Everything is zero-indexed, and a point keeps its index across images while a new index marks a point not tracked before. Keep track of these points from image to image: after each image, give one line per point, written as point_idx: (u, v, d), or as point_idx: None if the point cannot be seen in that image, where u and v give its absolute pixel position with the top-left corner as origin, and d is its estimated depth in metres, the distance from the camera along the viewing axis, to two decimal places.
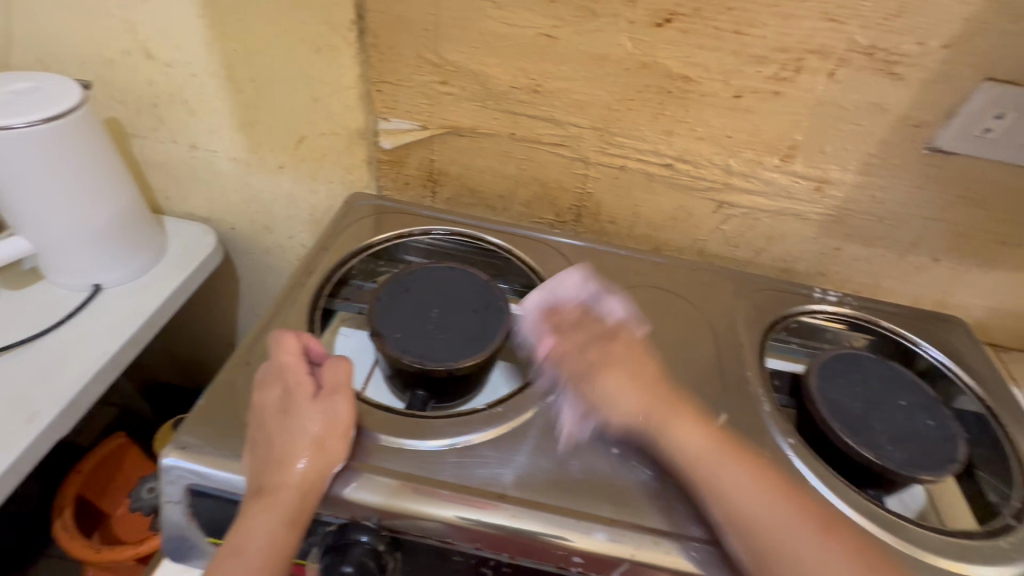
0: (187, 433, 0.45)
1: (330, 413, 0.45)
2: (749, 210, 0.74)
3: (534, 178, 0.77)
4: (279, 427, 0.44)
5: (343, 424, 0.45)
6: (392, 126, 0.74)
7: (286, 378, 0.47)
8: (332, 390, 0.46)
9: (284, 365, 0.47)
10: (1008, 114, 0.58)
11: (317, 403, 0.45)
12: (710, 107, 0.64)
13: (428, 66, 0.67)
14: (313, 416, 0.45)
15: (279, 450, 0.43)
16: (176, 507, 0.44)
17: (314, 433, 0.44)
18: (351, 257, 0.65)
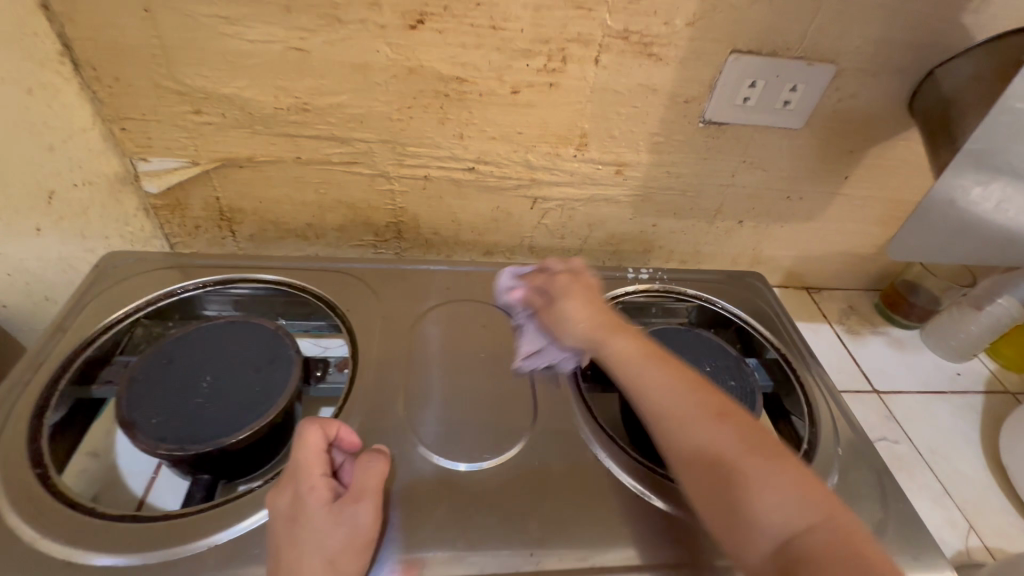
0: None
1: (349, 523, 0.37)
2: (564, 201, 0.73)
3: (338, 201, 0.71)
4: (320, 534, 0.36)
5: (364, 537, 0.37)
6: (155, 167, 0.64)
7: (300, 480, 0.38)
8: (353, 496, 0.38)
9: (300, 461, 0.39)
10: (759, 82, 0.61)
11: (330, 512, 0.37)
12: (492, 105, 0.62)
13: (172, 95, 0.58)
14: (330, 526, 0.37)
15: (312, 566, 0.35)
16: None
17: (330, 548, 0.36)
18: (100, 332, 0.55)
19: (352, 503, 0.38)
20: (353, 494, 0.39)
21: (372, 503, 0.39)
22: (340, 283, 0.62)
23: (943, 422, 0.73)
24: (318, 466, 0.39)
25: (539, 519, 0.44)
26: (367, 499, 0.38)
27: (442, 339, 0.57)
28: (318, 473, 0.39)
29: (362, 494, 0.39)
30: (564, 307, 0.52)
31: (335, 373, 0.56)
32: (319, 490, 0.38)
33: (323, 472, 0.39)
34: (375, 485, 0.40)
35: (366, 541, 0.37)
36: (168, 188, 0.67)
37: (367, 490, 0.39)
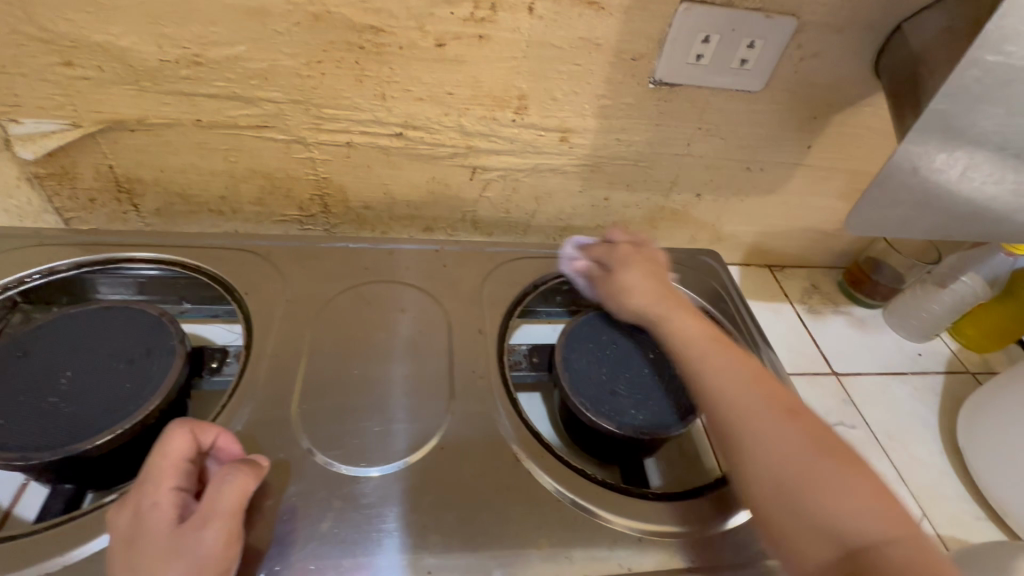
0: None
1: (194, 552, 0.31)
2: (506, 172, 0.66)
3: (252, 171, 0.63)
4: (159, 563, 0.30)
5: (212, 568, 0.31)
6: (29, 130, 0.56)
7: (146, 493, 0.33)
8: (203, 518, 0.32)
9: (149, 473, 0.33)
10: (713, 38, 0.55)
11: (173, 536, 0.31)
12: (415, 61, 0.55)
13: (34, 43, 0.50)
14: (169, 556, 0.31)
15: None
16: None
17: None
18: None
19: (196, 527, 0.32)
20: (201, 515, 0.32)
21: (226, 527, 0.32)
22: (244, 261, 0.55)
23: (900, 404, 0.71)
24: (171, 479, 0.33)
25: (439, 535, 0.39)
26: (216, 521, 0.32)
27: (354, 322, 0.51)
28: (170, 487, 0.33)
29: (210, 516, 0.32)
30: (625, 278, 0.54)
31: (232, 364, 0.50)
32: (161, 510, 0.32)
33: (175, 487, 0.33)
34: (233, 503, 0.33)
35: (213, 572, 0.31)
36: (51, 154, 0.58)
37: (215, 511, 0.32)
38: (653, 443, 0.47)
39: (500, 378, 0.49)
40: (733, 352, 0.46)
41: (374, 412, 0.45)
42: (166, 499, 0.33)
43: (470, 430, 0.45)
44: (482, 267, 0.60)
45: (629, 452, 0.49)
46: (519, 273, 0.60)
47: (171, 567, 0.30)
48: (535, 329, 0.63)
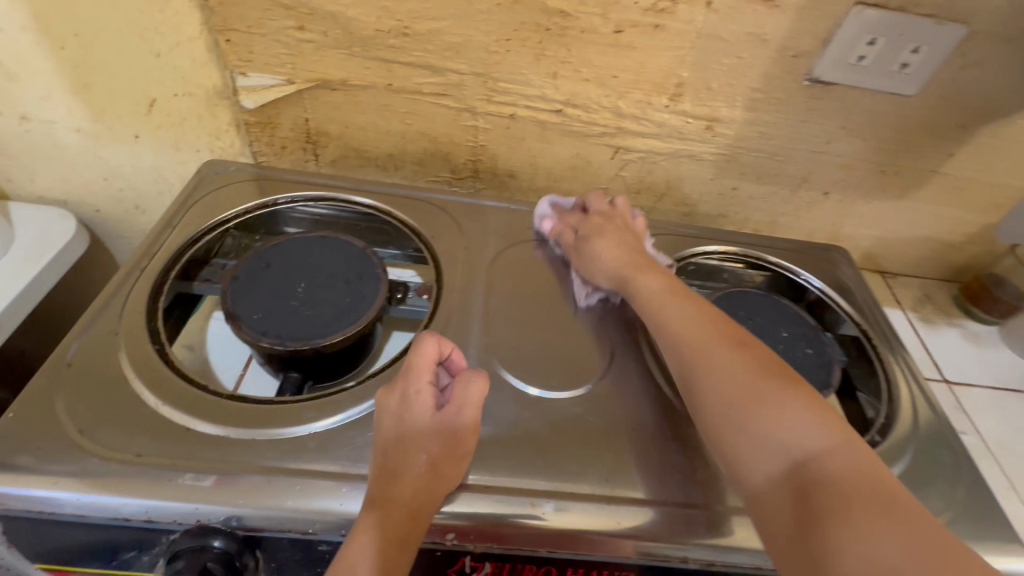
0: None
1: (448, 432, 0.39)
2: (647, 154, 0.71)
3: (421, 134, 0.71)
4: (422, 436, 0.38)
5: (463, 445, 0.39)
6: (253, 82, 0.66)
7: (409, 382, 0.40)
8: (455, 408, 0.40)
9: (410, 365, 0.41)
10: (879, 40, 0.58)
11: (434, 419, 0.39)
12: (592, 44, 0.60)
13: (279, 8, 0.59)
14: (432, 432, 0.39)
15: (415, 463, 0.37)
16: None
17: (430, 451, 0.38)
18: (204, 233, 0.58)
19: (451, 414, 0.40)
20: (452, 406, 0.40)
21: (467, 417, 0.40)
22: (422, 211, 0.64)
23: (1015, 418, 0.71)
24: (427, 373, 0.41)
25: (604, 454, 0.44)
26: (464, 412, 0.40)
27: (520, 272, 0.58)
28: (426, 378, 0.41)
29: (461, 407, 0.40)
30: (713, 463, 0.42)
31: (415, 297, 0.57)
32: (422, 395, 0.40)
33: (429, 379, 0.41)
34: (473, 402, 0.40)
35: (463, 448, 0.39)
36: (263, 105, 0.68)
37: (465, 404, 0.40)
38: None
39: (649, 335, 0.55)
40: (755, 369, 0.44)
41: (547, 348, 0.52)
42: (422, 394, 0.40)
43: (627, 375, 0.51)
44: None
45: None
46: (656, 248, 0.66)
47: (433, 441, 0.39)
48: None
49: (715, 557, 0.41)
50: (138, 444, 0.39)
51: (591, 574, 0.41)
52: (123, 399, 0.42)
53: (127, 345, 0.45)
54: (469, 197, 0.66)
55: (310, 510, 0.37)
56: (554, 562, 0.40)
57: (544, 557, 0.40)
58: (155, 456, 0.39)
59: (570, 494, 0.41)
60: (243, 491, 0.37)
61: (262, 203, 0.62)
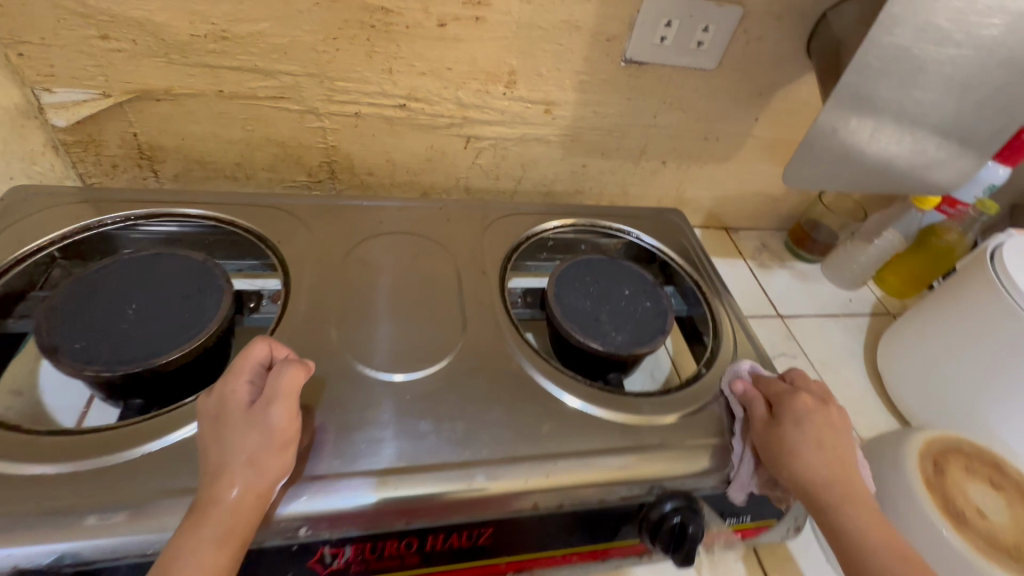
0: None
1: (264, 425, 0.40)
2: (497, 141, 0.75)
3: (266, 140, 0.70)
4: (240, 433, 0.39)
5: (282, 436, 0.40)
6: (61, 99, 0.61)
7: (224, 385, 0.41)
8: (268, 400, 0.41)
9: (229, 369, 0.42)
10: (674, 22, 0.64)
11: (250, 414, 0.40)
12: (420, 39, 0.62)
13: (74, 17, 0.55)
14: (247, 427, 0.39)
15: (232, 463, 0.38)
16: None
17: (247, 447, 0.39)
18: (15, 265, 0.54)
19: (264, 406, 0.40)
20: (265, 399, 0.41)
21: (286, 406, 0.41)
22: (270, 216, 0.62)
23: (834, 339, 0.83)
24: (245, 374, 0.42)
25: (454, 429, 0.47)
26: (278, 403, 0.41)
27: (376, 265, 0.59)
28: (244, 379, 0.42)
29: (274, 399, 0.41)
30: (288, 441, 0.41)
31: (269, 304, 0.57)
32: (237, 395, 0.41)
33: (248, 380, 0.42)
34: (289, 390, 0.42)
35: (283, 439, 0.40)
36: (80, 122, 0.63)
37: (277, 394, 0.41)
38: (630, 357, 0.57)
39: (503, 308, 0.58)
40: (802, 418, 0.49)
41: (402, 334, 0.53)
42: (236, 394, 0.41)
43: (480, 349, 0.54)
44: (479, 222, 0.68)
45: (610, 367, 0.59)
46: (512, 228, 0.69)
47: (248, 437, 0.39)
48: (524, 282, 0.71)
49: (562, 499, 0.46)
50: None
51: (451, 537, 0.44)
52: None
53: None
54: (322, 198, 0.65)
55: (146, 532, 0.37)
56: (413, 533, 0.42)
57: (402, 531, 0.42)
58: None
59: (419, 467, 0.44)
60: (77, 525, 0.36)
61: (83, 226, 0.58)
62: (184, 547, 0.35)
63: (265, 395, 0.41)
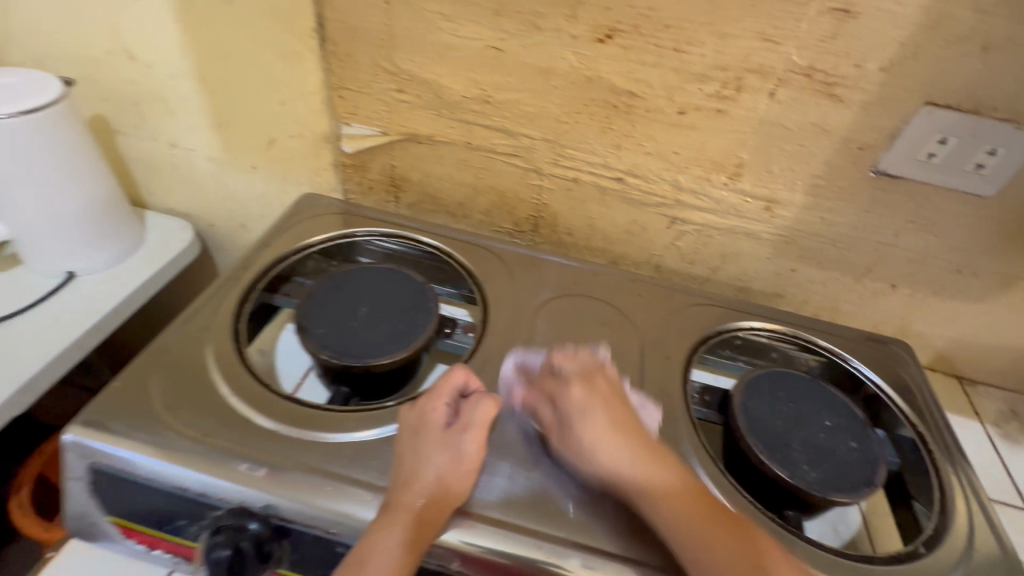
0: (92, 410, 0.45)
1: (458, 448, 0.45)
2: (702, 227, 0.73)
3: (491, 188, 0.78)
4: (435, 449, 0.44)
5: (469, 463, 0.45)
6: (354, 131, 0.76)
7: (428, 401, 0.47)
8: (464, 425, 0.46)
9: (434, 387, 0.48)
10: (950, 139, 0.58)
11: (448, 435, 0.45)
12: (656, 122, 0.64)
13: (384, 74, 0.69)
14: (443, 445, 0.44)
15: (426, 474, 0.43)
16: (78, 484, 0.44)
17: (441, 464, 0.43)
18: (291, 254, 0.67)
19: (460, 431, 0.45)
20: (462, 424, 0.46)
21: (477, 436, 0.46)
22: (480, 256, 0.69)
23: None
24: (446, 395, 0.48)
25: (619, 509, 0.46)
26: (471, 431, 0.46)
27: (562, 324, 0.61)
28: (443, 399, 0.48)
29: (469, 426, 0.46)
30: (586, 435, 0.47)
31: (461, 333, 0.63)
32: (438, 413, 0.46)
33: (447, 402, 0.48)
34: (482, 421, 0.47)
35: (469, 465, 0.45)
36: (360, 150, 0.78)
37: (472, 423, 0.46)
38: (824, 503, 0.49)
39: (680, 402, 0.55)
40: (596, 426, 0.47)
41: None
42: (436, 412, 0.46)
43: (652, 440, 0.51)
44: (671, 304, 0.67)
45: (793, 505, 0.51)
46: (703, 318, 0.66)
47: (442, 454, 0.44)
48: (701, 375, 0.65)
49: None
50: (206, 425, 0.45)
51: None
52: (199, 381, 0.48)
53: (215, 338, 0.53)
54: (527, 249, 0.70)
55: (334, 512, 0.41)
56: None
57: None
58: (215, 438, 0.44)
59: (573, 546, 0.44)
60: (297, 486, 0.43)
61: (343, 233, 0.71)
62: (379, 539, 0.39)
63: (460, 421, 0.46)
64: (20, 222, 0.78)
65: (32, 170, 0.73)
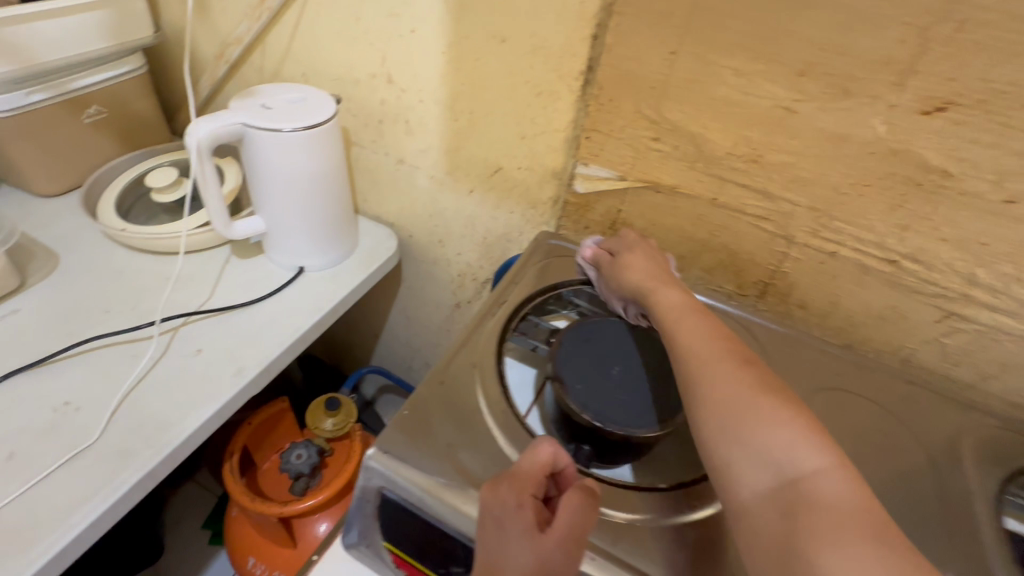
0: (386, 440, 0.53)
1: (500, 498, 0.46)
2: (987, 329, 0.63)
3: (723, 247, 0.73)
4: (484, 504, 0.47)
5: (513, 511, 0.45)
6: (590, 172, 0.76)
7: (500, 481, 0.47)
8: (509, 474, 0.48)
9: (515, 468, 0.48)
10: None
11: (493, 488, 0.47)
12: (968, 207, 0.56)
13: (645, 122, 0.68)
14: (491, 499, 0.46)
15: (483, 529, 0.46)
16: (366, 503, 0.53)
17: (491, 518, 0.46)
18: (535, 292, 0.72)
19: (504, 480, 0.47)
20: (508, 473, 0.48)
21: (518, 483, 0.47)
22: (734, 330, 0.71)
23: None
24: (516, 474, 0.47)
25: None
26: (511, 478, 0.47)
27: (824, 425, 0.61)
28: (513, 479, 0.47)
29: (511, 475, 0.47)
30: (785, 443, 0.42)
31: None
32: (524, 514, 0.45)
33: (532, 493, 0.46)
34: (524, 467, 0.48)
35: (512, 513, 0.45)
36: (590, 191, 0.78)
37: (512, 472, 0.48)
38: None
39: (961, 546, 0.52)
40: (717, 377, 0.48)
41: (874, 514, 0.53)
42: (499, 485, 0.47)
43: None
44: (949, 417, 0.64)
45: None
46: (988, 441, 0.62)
47: (488, 505, 0.46)
48: (1008, 519, 0.55)
49: None
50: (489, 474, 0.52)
51: None
52: (474, 431, 0.55)
53: (481, 384, 0.60)
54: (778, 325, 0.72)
55: None
56: None
57: None
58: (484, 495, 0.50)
59: None
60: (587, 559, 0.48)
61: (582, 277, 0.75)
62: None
63: (503, 475, 0.48)
64: (273, 219, 0.86)
65: (297, 177, 0.81)
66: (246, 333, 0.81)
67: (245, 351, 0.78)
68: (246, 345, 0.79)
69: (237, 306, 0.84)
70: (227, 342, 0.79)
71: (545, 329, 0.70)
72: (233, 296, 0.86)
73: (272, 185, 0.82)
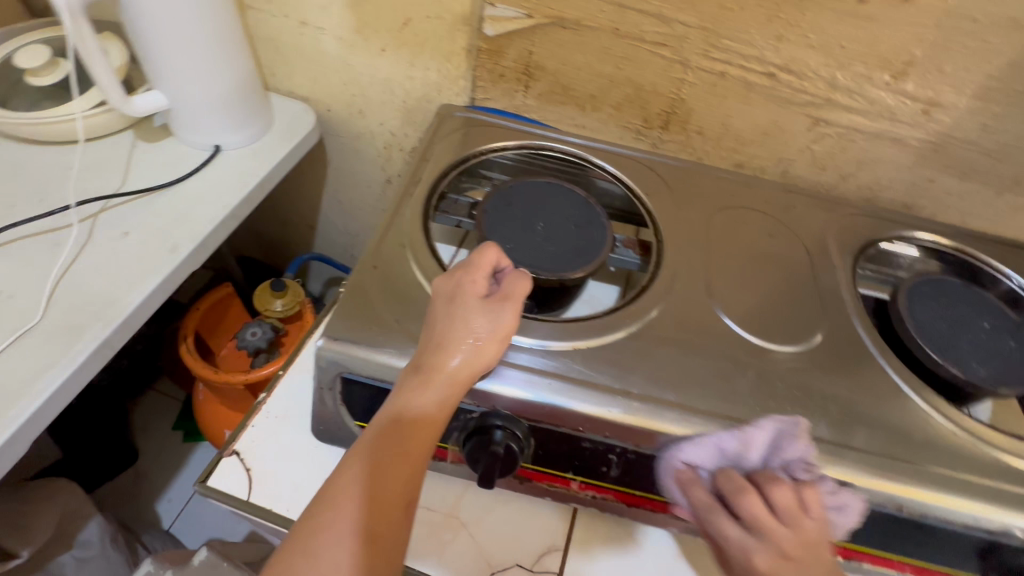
0: (332, 326, 0.54)
1: (477, 313, 0.51)
2: (847, 131, 0.73)
3: (629, 80, 0.77)
4: (446, 315, 0.52)
5: (463, 313, 0.51)
6: (498, 13, 0.76)
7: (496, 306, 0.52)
8: (501, 297, 0.52)
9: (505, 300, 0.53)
10: None
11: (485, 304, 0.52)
12: (830, 11, 0.63)
13: None
14: (445, 312, 0.52)
15: (456, 338, 0.50)
16: (328, 391, 0.55)
17: (442, 320, 0.52)
18: (449, 169, 0.72)
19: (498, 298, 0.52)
20: (501, 295, 0.52)
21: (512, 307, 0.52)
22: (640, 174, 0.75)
23: None
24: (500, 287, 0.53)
25: (742, 406, 0.53)
26: (509, 300, 0.52)
27: (724, 240, 0.68)
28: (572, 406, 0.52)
29: (475, 271, 0.54)
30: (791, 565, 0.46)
31: (622, 248, 0.69)
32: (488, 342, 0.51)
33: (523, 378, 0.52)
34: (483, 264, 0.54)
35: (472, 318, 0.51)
36: (500, 35, 0.78)
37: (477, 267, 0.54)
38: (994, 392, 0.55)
39: (830, 307, 0.63)
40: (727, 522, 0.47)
41: (765, 303, 0.62)
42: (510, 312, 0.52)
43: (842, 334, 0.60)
44: (822, 216, 0.73)
45: (954, 395, 0.57)
46: (855, 227, 0.72)
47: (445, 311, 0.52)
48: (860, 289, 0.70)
49: (921, 509, 0.50)
50: None
51: None
52: (421, 304, 0.58)
53: (415, 261, 0.61)
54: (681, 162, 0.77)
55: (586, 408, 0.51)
56: None
57: None
58: None
59: (810, 435, 0.52)
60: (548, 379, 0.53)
61: (495, 147, 0.76)
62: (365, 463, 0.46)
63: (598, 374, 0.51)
64: (173, 95, 0.81)
65: (188, 42, 0.75)
66: (174, 213, 0.80)
67: (176, 229, 0.78)
68: (177, 223, 0.79)
69: (155, 189, 0.82)
70: (156, 223, 0.79)
71: (464, 205, 0.72)
72: (151, 179, 0.84)
73: (161, 54, 0.75)
